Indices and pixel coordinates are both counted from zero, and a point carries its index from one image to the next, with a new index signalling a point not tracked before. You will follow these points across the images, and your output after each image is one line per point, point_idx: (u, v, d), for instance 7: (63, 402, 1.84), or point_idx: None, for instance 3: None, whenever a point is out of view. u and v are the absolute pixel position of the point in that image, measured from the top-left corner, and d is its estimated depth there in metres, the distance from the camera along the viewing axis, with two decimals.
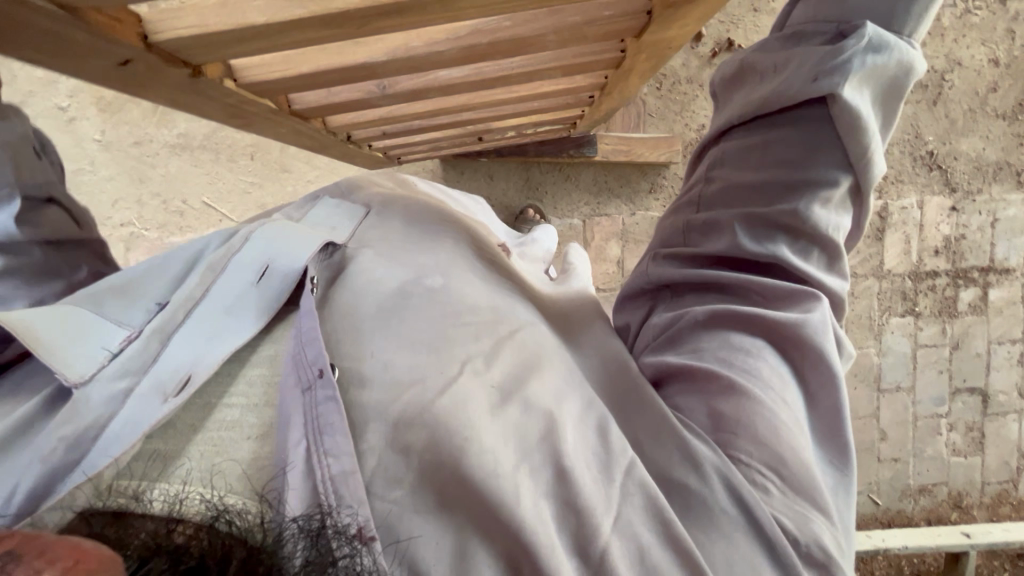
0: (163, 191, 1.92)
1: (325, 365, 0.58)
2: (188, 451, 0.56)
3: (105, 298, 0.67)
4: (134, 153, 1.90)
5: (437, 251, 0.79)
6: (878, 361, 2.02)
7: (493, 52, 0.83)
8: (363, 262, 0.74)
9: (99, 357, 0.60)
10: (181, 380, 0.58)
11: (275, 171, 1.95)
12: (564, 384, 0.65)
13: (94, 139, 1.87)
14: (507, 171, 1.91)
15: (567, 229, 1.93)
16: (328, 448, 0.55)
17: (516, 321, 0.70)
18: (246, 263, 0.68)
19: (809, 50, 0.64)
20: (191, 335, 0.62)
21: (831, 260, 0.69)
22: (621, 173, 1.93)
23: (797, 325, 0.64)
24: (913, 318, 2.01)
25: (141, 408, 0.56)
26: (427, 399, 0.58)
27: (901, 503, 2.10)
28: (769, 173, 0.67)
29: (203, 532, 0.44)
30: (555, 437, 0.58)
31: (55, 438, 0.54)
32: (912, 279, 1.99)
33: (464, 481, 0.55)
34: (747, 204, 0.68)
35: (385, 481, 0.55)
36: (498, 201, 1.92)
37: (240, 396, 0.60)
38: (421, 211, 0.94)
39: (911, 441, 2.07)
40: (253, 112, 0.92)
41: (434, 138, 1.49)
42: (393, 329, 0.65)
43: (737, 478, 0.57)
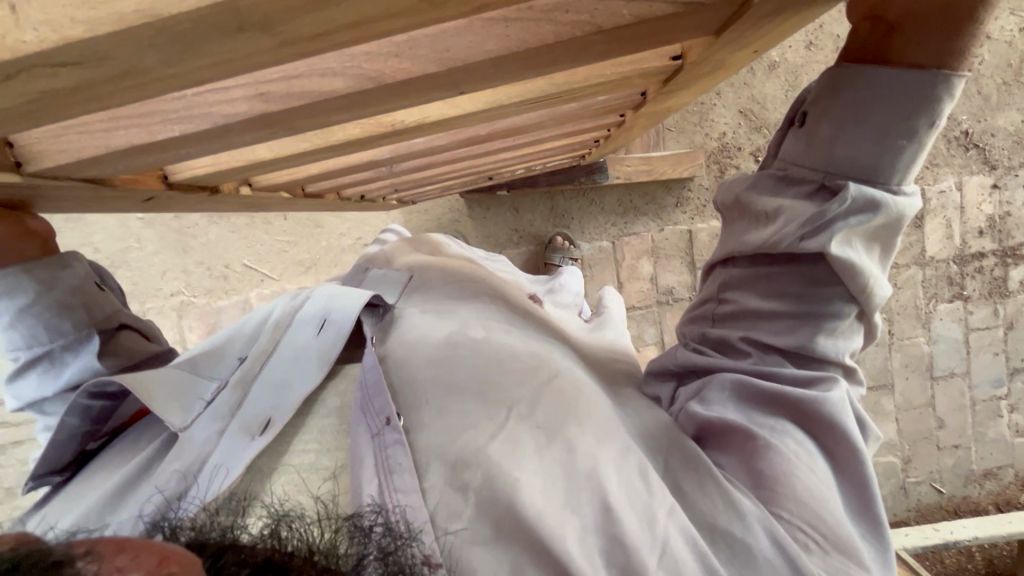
0: (206, 259, 2.01)
1: (391, 415, 0.65)
2: (271, 489, 0.62)
3: (198, 360, 0.81)
4: (176, 226, 1.99)
5: (477, 313, 0.87)
6: (929, 349, 1.97)
7: (492, 137, 0.88)
8: (410, 324, 0.84)
9: (196, 407, 0.72)
10: (263, 422, 0.67)
11: (309, 227, 2.01)
12: (607, 418, 0.69)
13: (138, 217, 1.98)
14: (532, 201, 1.93)
15: (597, 252, 1.94)
16: (398, 485, 0.59)
17: (555, 367, 0.75)
18: (307, 320, 0.80)
19: (797, 206, 0.62)
20: (266, 384, 0.72)
21: (846, 370, 0.68)
22: (646, 190, 1.93)
23: (816, 402, 0.63)
24: (961, 302, 1.95)
25: (232, 445, 0.65)
26: (478, 444, 0.62)
27: (966, 489, 2.07)
28: (774, 302, 0.65)
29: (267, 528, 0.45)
30: (601, 477, 0.61)
31: (169, 471, 0.64)
32: (959, 263, 1.93)
33: (516, 522, 0.57)
34: (754, 329, 0.68)
35: (446, 513, 0.58)
36: (526, 232, 1.94)
37: (311, 442, 0.66)
38: (459, 274, 1.01)
39: (971, 426, 2.03)
40: (269, 202, 0.96)
41: (444, 183, 1.54)
42: (447, 381, 0.71)
43: (783, 536, 0.57)
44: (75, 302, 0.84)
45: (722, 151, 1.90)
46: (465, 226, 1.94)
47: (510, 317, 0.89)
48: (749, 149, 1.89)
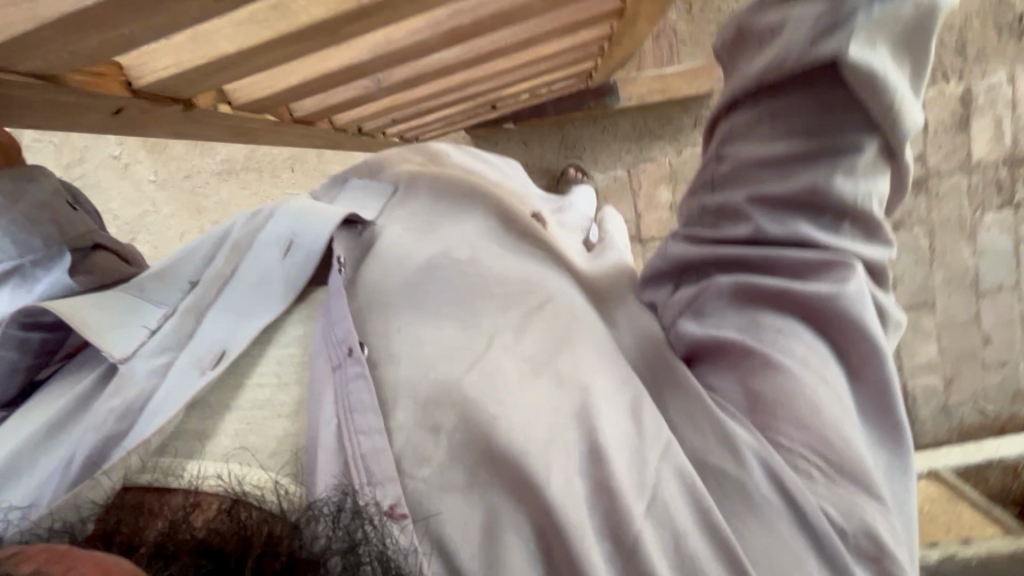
0: (219, 217, 2.01)
1: (352, 344, 0.63)
2: (224, 426, 0.63)
3: (148, 283, 0.79)
4: (187, 186, 2.01)
5: (465, 227, 0.82)
6: (973, 262, 1.85)
7: (477, 30, 0.82)
8: (389, 240, 0.78)
9: (139, 335, 0.71)
10: (217, 354, 0.66)
11: (318, 179, 1.98)
12: (591, 350, 0.65)
13: (151, 180, 2.00)
14: (541, 133, 1.85)
15: (612, 182, 1.86)
16: (360, 426, 0.58)
17: (548, 289, 0.71)
18: (274, 241, 0.76)
19: (806, 8, 0.57)
20: (222, 314, 0.71)
21: (867, 230, 0.62)
22: (661, 111, 1.81)
23: (830, 297, 0.59)
24: (1012, 209, 1.81)
25: (183, 379, 0.64)
26: (454, 377, 0.61)
27: (1015, 407, 1.97)
28: (780, 144, 0.60)
29: (219, 517, 0.49)
30: (588, 414, 0.59)
31: (107, 410, 0.63)
32: (1009, 166, 1.78)
33: (490, 460, 0.56)
34: (758, 180, 0.62)
35: (415, 458, 0.57)
36: (536, 166, 1.87)
37: (269, 376, 0.66)
38: (451, 184, 0.92)
39: (1020, 342, 1.92)
40: (258, 128, 0.92)
41: (446, 115, 1.47)
42: (419, 306, 0.69)
43: (779, 465, 0.55)
44: (42, 219, 0.83)
45: None
46: None
47: (496, 227, 0.84)
48: None
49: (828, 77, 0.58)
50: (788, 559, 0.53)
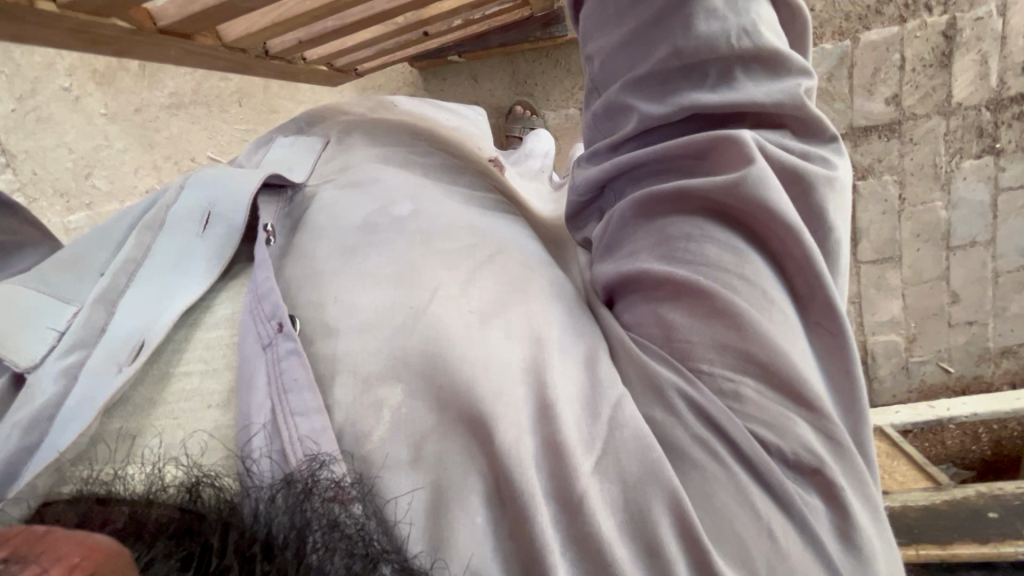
0: (174, 153, 2.00)
1: (283, 319, 0.54)
2: (153, 423, 0.53)
3: (52, 274, 0.63)
4: (139, 121, 1.92)
5: (402, 183, 0.73)
6: (946, 215, 1.74)
7: None
8: (326, 204, 0.69)
9: (49, 337, 0.56)
10: (135, 346, 0.55)
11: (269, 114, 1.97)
12: (556, 316, 0.58)
13: (100, 112, 1.85)
14: (491, 68, 1.78)
15: (564, 121, 1.78)
16: (294, 407, 0.49)
17: (499, 244, 0.65)
18: (189, 215, 0.67)
19: None
20: (140, 297, 0.59)
21: (771, 68, 0.58)
22: None
23: (736, 183, 0.53)
24: (992, 158, 1.68)
25: (97, 378, 0.52)
26: (397, 340, 0.52)
27: (979, 368, 1.89)
28: (632, 21, 0.62)
29: (187, 502, 0.40)
30: (542, 365, 0.52)
31: (10, 423, 0.50)
32: (992, 109, 1.63)
33: (448, 401, 0.50)
34: (631, 63, 0.63)
35: (354, 437, 0.49)
36: (487, 103, 1.80)
37: (196, 362, 0.56)
38: (410, 157, 0.85)
39: (991, 300, 1.82)
40: (114, 36, 0.85)
41: (369, 39, 1.35)
42: (353, 270, 0.58)
43: (700, 395, 0.50)
44: None
45: None
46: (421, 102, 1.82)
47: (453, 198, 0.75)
48: None
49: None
50: (728, 499, 0.46)
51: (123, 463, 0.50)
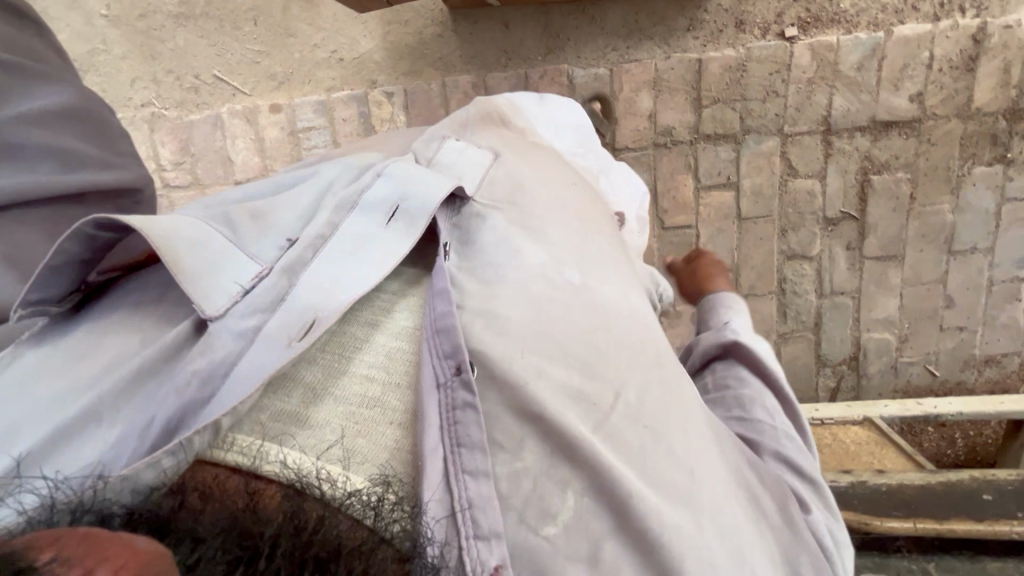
0: (176, 67, 1.87)
1: (462, 362, 0.61)
2: (320, 417, 0.57)
3: (244, 226, 0.68)
4: (143, 28, 1.84)
5: (565, 236, 0.81)
6: (952, 219, 1.78)
7: None
8: (499, 231, 0.76)
9: (232, 291, 0.61)
10: (307, 323, 0.59)
11: (282, 37, 1.82)
12: (698, 435, 0.72)
13: (101, 14, 1.84)
14: (524, 16, 1.72)
15: (593, 80, 1.73)
16: (466, 463, 0.58)
17: (648, 340, 0.75)
18: (376, 202, 0.71)
19: (714, 334, 1.01)
20: (323, 272, 0.63)
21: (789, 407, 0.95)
22: (655, 8, 1.68)
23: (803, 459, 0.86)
24: (1002, 167, 1.72)
25: (268, 348, 0.57)
26: (582, 434, 0.62)
27: (962, 373, 1.94)
28: (752, 382, 0.94)
29: (282, 508, 0.47)
30: (692, 492, 0.66)
31: (188, 371, 0.55)
32: (1007, 118, 1.68)
33: (629, 523, 0.60)
34: (752, 375, 0.95)
35: (539, 511, 0.58)
36: (515, 53, 1.75)
37: (373, 369, 0.61)
38: (572, 201, 0.91)
39: (982, 308, 1.87)
40: None
41: None
42: (542, 331, 0.67)
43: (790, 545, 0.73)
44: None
45: None
46: (449, 43, 1.77)
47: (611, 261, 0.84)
48: None
49: (705, 311, 1.13)
50: None
51: (279, 440, 0.55)
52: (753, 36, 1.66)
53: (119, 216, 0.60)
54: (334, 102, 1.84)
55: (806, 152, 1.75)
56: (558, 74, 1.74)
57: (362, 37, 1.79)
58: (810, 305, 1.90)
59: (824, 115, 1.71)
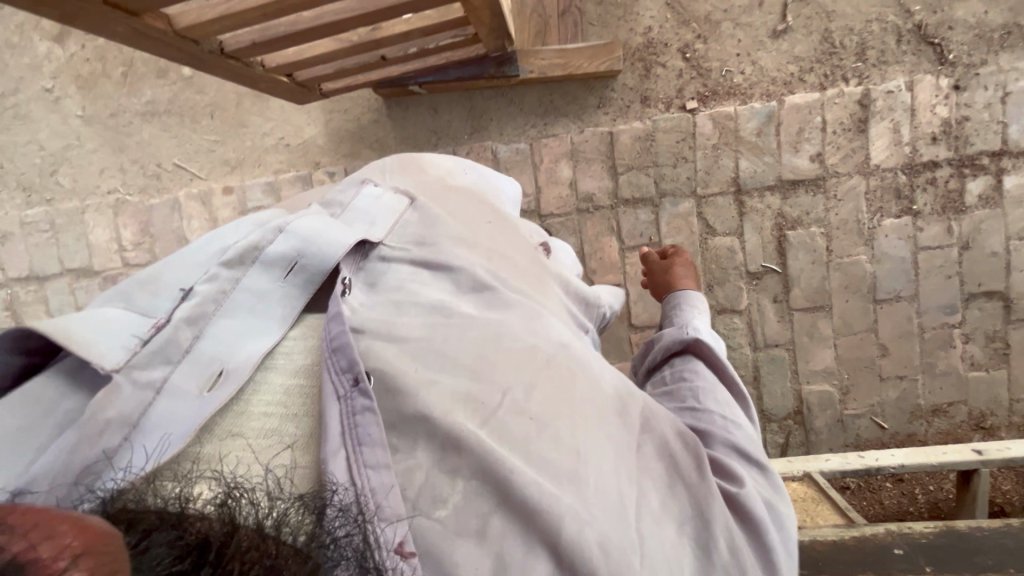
0: (141, 157, 2.05)
1: (360, 374, 0.60)
2: (230, 450, 0.55)
3: (132, 291, 0.65)
4: (113, 125, 2.04)
5: (477, 265, 0.81)
6: (872, 269, 1.82)
7: None
8: (404, 274, 0.77)
9: (131, 344, 0.59)
10: (214, 374, 0.60)
11: (235, 127, 2.00)
12: (596, 423, 0.68)
13: (77, 114, 2.05)
14: (450, 102, 1.89)
15: (515, 154, 1.88)
16: (367, 460, 0.55)
17: (544, 340, 0.73)
18: (274, 257, 0.69)
19: (672, 332, 1.00)
20: (225, 330, 0.63)
21: (745, 405, 0.91)
22: (567, 90, 1.85)
23: (760, 458, 0.79)
24: (910, 218, 1.79)
25: (178, 399, 0.57)
26: (469, 426, 0.61)
27: (911, 425, 1.90)
28: (708, 374, 0.91)
29: (215, 511, 0.40)
30: (585, 476, 0.63)
31: (98, 422, 0.53)
32: (907, 173, 1.77)
33: (513, 509, 0.57)
34: (708, 367, 0.92)
35: (431, 498, 0.56)
36: (443, 134, 1.91)
37: (274, 404, 0.59)
38: (493, 235, 0.91)
39: (918, 356, 1.87)
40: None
41: (326, 57, 1.42)
42: (432, 347, 0.67)
43: (729, 529, 0.67)
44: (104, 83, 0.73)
45: (647, 48, 1.79)
46: (384, 127, 1.94)
47: (518, 282, 0.83)
48: (677, 46, 1.78)
49: (672, 307, 1.16)
50: None
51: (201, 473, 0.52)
52: (658, 110, 1.81)
53: (32, 326, 0.59)
54: (281, 182, 2.00)
55: (721, 211, 1.84)
56: (483, 150, 1.89)
57: (307, 125, 1.97)
58: (747, 358, 1.91)
59: (732, 176, 1.81)
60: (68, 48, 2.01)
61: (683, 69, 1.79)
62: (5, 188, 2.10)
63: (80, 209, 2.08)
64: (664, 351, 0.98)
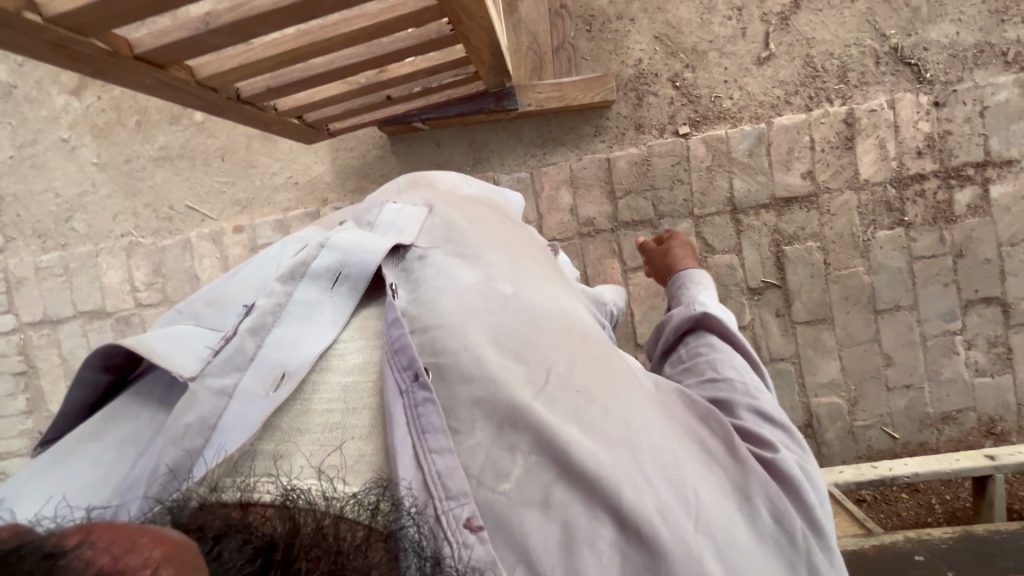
0: (153, 201, 2.11)
1: (419, 369, 0.63)
2: (301, 447, 0.58)
3: (203, 310, 0.71)
4: (127, 171, 2.12)
5: (504, 256, 0.81)
6: (870, 280, 1.86)
7: (318, 9, 0.98)
8: (440, 261, 0.77)
9: (203, 355, 0.65)
10: (278, 375, 0.63)
11: (245, 168, 2.08)
12: (637, 401, 0.71)
13: (92, 162, 2.12)
14: (452, 136, 1.97)
15: (516, 183, 1.95)
16: (432, 446, 0.59)
17: (580, 327, 0.76)
18: (321, 269, 0.71)
19: (682, 309, 1.03)
20: (284, 337, 0.66)
21: (760, 370, 0.94)
22: (565, 120, 1.93)
23: (784, 420, 0.81)
24: (903, 229, 1.84)
25: (249, 401, 0.61)
26: (524, 403, 0.63)
27: (922, 434, 1.91)
28: (723, 345, 0.93)
29: (275, 516, 0.44)
30: (636, 447, 0.65)
31: (182, 425, 0.59)
32: (896, 186, 1.83)
33: (572, 478, 0.60)
34: (723, 339, 0.94)
35: (494, 474, 0.59)
36: (447, 166, 1.98)
37: (335, 400, 0.62)
38: (509, 237, 0.90)
39: (923, 364, 1.89)
40: (91, 55, 0.95)
41: (337, 99, 1.49)
42: (479, 327, 0.68)
43: (771, 491, 0.70)
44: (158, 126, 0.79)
45: (638, 78, 1.88)
46: (389, 162, 2.01)
47: (547, 274, 0.86)
48: (667, 76, 1.87)
49: (678, 287, 1.18)
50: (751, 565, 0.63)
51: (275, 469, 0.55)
52: (652, 136, 1.89)
53: (117, 342, 0.66)
54: (290, 220, 2.06)
55: (719, 230, 1.89)
56: (486, 180, 1.96)
57: (314, 164, 2.05)
58: None
59: (728, 196, 1.87)
60: (85, 100, 2.10)
61: (674, 96, 1.87)
62: (20, 235, 2.15)
63: (93, 252, 2.13)
64: (676, 328, 1.00)
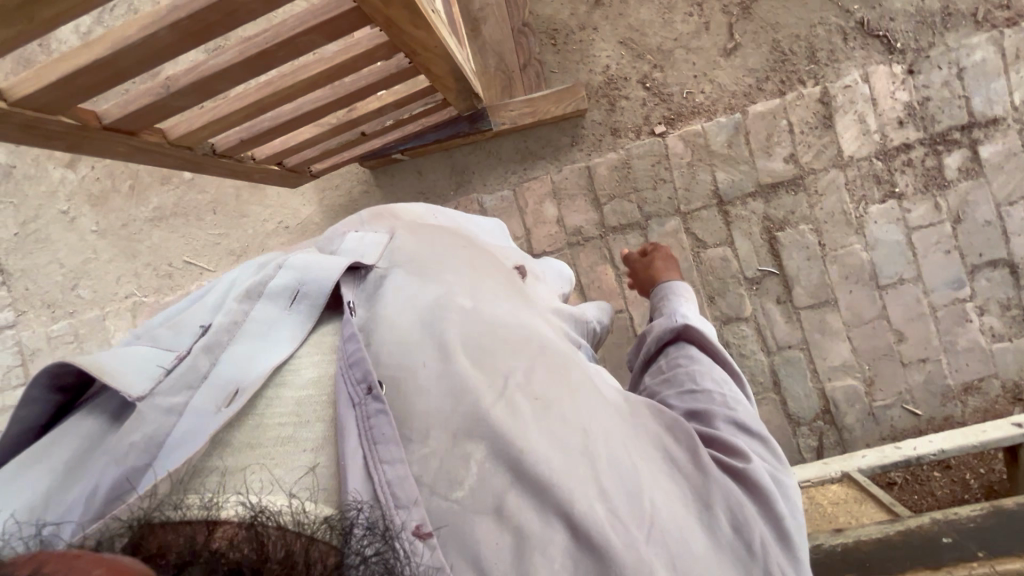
0: (152, 260, 2.17)
1: (373, 383, 0.64)
2: (251, 463, 0.59)
3: (159, 331, 0.72)
4: (125, 234, 2.18)
5: (465, 273, 0.82)
6: (868, 256, 1.83)
7: (271, 60, 1.01)
8: (400, 281, 0.77)
9: (155, 374, 0.65)
10: (230, 392, 0.63)
11: (236, 218, 2.12)
12: (597, 405, 0.71)
13: (92, 230, 2.19)
14: (432, 163, 1.99)
15: (500, 202, 1.96)
16: (383, 455, 0.60)
17: (541, 335, 0.76)
18: (279, 289, 0.72)
19: (662, 321, 1.02)
20: (239, 354, 0.67)
21: (740, 381, 0.93)
22: (541, 134, 1.94)
23: (759, 430, 0.81)
24: (895, 201, 1.81)
25: (199, 418, 0.61)
26: (481, 413, 0.63)
27: (945, 408, 1.84)
28: (703, 355, 0.92)
29: (244, 543, 0.46)
30: (592, 454, 0.65)
31: (127, 444, 0.60)
32: (883, 159, 1.80)
33: (524, 489, 0.61)
34: (703, 351, 0.93)
35: (447, 481, 0.60)
36: (430, 193, 2.00)
37: (289, 414, 0.63)
38: (473, 254, 0.91)
39: (936, 335, 1.84)
40: (61, 132, 0.98)
41: (311, 142, 1.53)
42: (438, 341, 0.68)
43: (734, 496, 0.69)
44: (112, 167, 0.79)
45: (608, 83, 1.89)
46: (374, 196, 2.04)
47: (507, 288, 0.86)
48: (636, 78, 1.88)
49: (660, 298, 1.18)
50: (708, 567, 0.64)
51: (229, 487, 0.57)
52: (629, 139, 1.89)
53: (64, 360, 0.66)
54: None
55: (708, 224, 1.87)
56: (470, 203, 1.98)
57: (302, 206, 2.08)
58: (762, 365, 1.89)
59: (712, 189, 1.86)
60: (79, 171, 2.17)
61: (646, 97, 1.88)
62: (30, 308, 2.22)
63: (100, 316, 2.18)
64: (656, 341, 0.99)
